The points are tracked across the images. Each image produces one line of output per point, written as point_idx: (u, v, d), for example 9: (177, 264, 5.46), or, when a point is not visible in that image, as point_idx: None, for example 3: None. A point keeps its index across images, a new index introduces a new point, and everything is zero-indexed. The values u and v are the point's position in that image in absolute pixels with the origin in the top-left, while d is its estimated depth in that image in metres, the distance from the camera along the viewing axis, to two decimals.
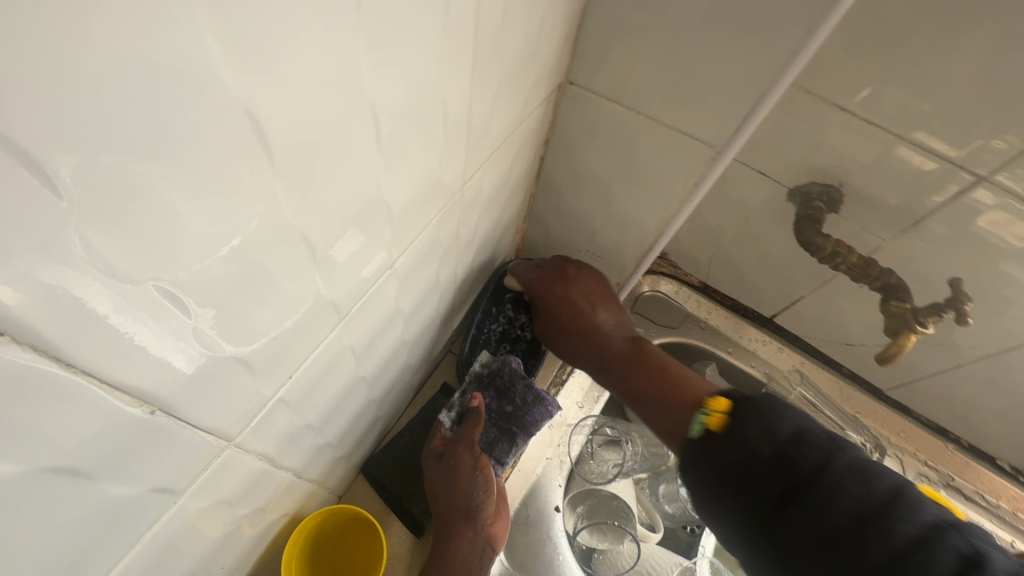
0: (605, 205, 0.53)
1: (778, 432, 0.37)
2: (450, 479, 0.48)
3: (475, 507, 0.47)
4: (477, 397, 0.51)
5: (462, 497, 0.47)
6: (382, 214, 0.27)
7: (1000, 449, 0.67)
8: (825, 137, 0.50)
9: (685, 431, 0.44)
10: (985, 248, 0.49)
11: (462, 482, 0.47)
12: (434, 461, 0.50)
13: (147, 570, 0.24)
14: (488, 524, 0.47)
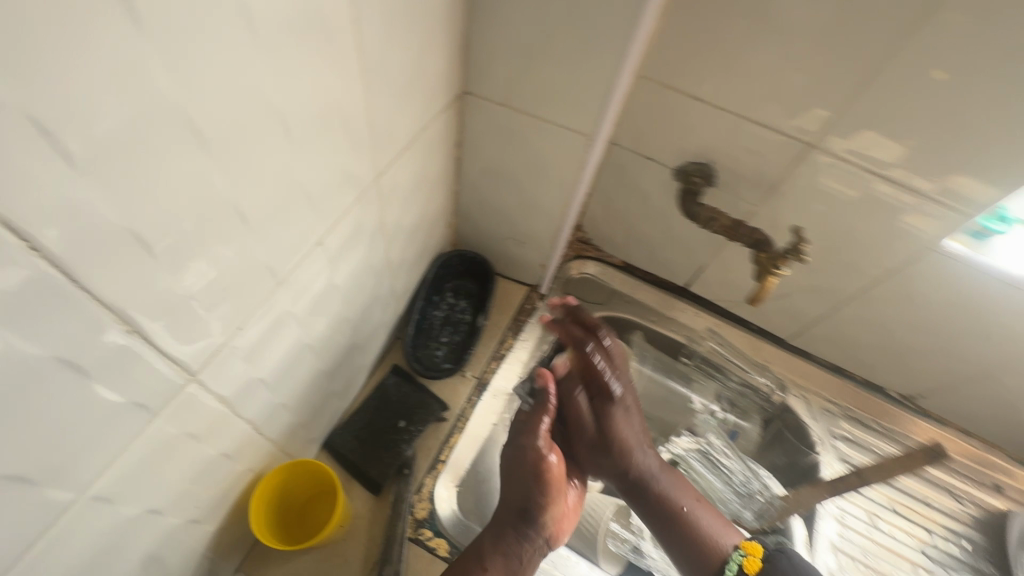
0: (517, 193, 0.62)
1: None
2: (513, 466, 0.56)
3: (536, 506, 0.54)
4: (543, 374, 0.61)
5: (525, 493, 0.54)
6: (302, 197, 0.35)
7: (887, 379, 0.77)
8: (689, 121, 0.60)
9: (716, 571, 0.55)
10: (828, 201, 0.60)
11: (525, 472, 0.55)
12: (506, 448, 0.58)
13: (130, 480, 0.31)
14: (545, 521, 0.54)
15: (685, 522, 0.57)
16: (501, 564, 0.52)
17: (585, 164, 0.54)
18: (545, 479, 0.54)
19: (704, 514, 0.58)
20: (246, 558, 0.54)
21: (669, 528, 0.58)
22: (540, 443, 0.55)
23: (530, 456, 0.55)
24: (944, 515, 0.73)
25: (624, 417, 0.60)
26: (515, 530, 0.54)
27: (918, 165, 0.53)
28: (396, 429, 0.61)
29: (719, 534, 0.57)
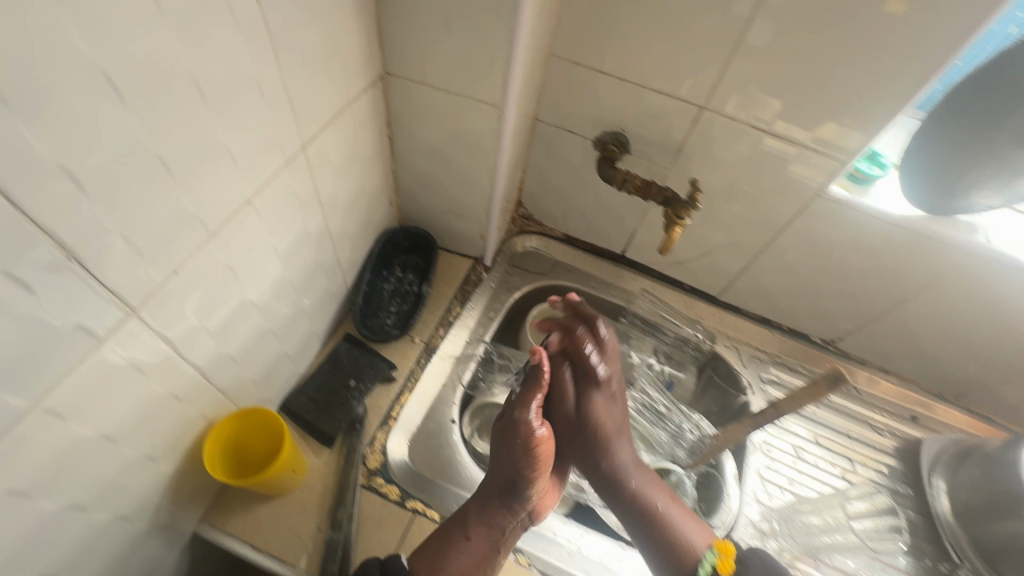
0: (448, 167, 0.68)
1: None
2: (505, 442, 0.63)
3: (522, 478, 0.60)
4: (538, 353, 0.67)
5: (515, 466, 0.60)
6: (225, 156, 0.40)
7: (809, 326, 0.84)
8: (599, 94, 0.67)
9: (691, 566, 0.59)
10: (726, 158, 0.67)
11: (517, 449, 0.61)
12: (499, 418, 0.65)
13: (80, 400, 0.36)
14: (529, 497, 0.60)
15: (661, 522, 0.62)
16: (484, 531, 0.57)
17: (500, 133, 0.60)
18: (532, 452, 0.60)
19: (681, 520, 0.62)
20: (209, 509, 0.58)
21: (644, 528, 0.63)
22: (529, 417, 0.62)
23: (522, 429, 0.62)
24: (865, 445, 0.79)
25: (608, 420, 0.67)
26: (500, 500, 0.59)
27: (792, 119, 0.59)
28: (347, 388, 0.66)
29: (692, 535, 0.61)
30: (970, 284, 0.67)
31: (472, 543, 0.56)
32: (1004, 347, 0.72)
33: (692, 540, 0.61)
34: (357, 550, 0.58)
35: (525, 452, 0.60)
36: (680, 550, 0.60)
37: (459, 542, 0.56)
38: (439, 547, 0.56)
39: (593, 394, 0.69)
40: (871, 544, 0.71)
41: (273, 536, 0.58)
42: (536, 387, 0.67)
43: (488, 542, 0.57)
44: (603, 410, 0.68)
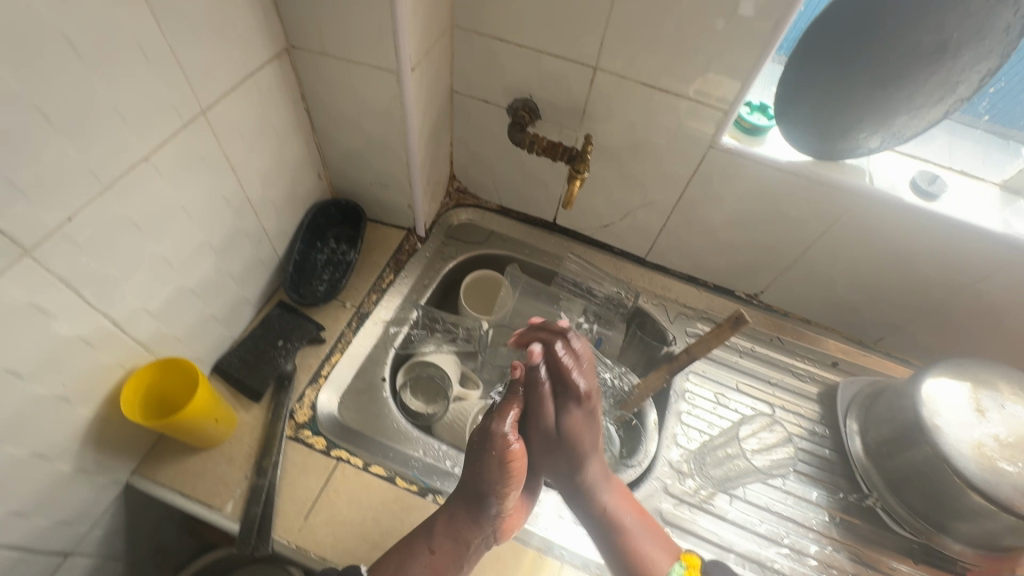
0: (365, 137, 0.72)
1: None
2: (478, 454, 0.61)
3: (490, 492, 0.58)
4: (518, 365, 0.66)
5: (485, 479, 0.58)
6: (111, 113, 0.44)
7: (732, 281, 0.88)
8: (503, 62, 0.71)
9: None
10: (626, 117, 0.71)
11: (489, 463, 0.59)
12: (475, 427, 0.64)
13: None
14: (498, 514, 0.58)
15: (630, 543, 0.60)
16: (448, 544, 0.57)
17: (403, 98, 0.64)
18: (508, 465, 0.59)
19: (647, 543, 0.60)
20: (141, 461, 0.62)
21: (612, 549, 0.61)
22: (505, 430, 0.61)
23: (497, 441, 0.60)
24: (786, 391, 0.83)
25: (583, 435, 0.64)
26: (469, 515, 0.58)
27: (674, 74, 0.63)
28: (276, 347, 0.70)
29: (657, 556, 0.60)
30: (863, 226, 0.71)
31: (435, 556, 0.56)
32: (906, 286, 0.75)
33: (654, 563, 0.59)
34: (281, 494, 0.62)
35: (500, 465, 0.59)
36: (643, 570, 0.58)
37: (422, 555, 0.56)
38: (401, 552, 0.57)
39: (566, 412, 0.65)
40: (785, 484, 0.75)
41: (201, 485, 0.62)
42: (512, 403, 0.65)
43: (451, 555, 0.57)
44: (579, 424, 0.64)
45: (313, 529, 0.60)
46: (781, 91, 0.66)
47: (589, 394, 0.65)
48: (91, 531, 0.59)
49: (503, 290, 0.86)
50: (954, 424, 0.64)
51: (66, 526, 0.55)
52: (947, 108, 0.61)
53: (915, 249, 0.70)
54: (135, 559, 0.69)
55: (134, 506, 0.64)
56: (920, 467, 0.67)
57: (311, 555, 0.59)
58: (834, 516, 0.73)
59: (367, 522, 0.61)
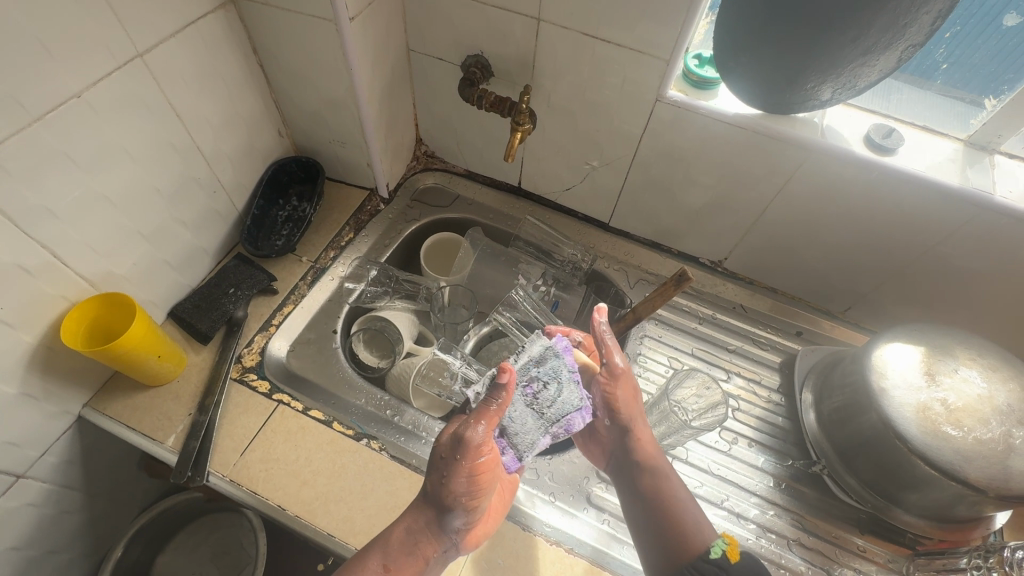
0: (318, 93, 0.74)
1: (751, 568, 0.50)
2: (444, 461, 0.55)
3: (452, 504, 0.54)
4: (506, 371, 0.54)
5: (452, 488, 0.54)
6: (36, 46, 0.47)
7: (694, 247, 0.86)
8: (451, 17, 0.71)
9: (695, 554, 0.52)
10: (574, 72, 0.70)
11: (455, 473, 0.54)
12: (445, 432, 0.57)
13: None
14: (461, 526, 0.55)
15: (675, 508, 0.57)
16: (404, 559, 0.53)
17: (345, 50, 0.66)
18: (477, 475, 0.54)
19: (690, 510, 0.57)
20: (93, 395, 0.65)
21: (654, 512, 0.57)
22: (481, 435, 0.54)
23: (471, 449, 0.53)
24: (744, 358, 0.81)
25: (630, 396, 0.64)
26: (431, 524, 0.55)
27: (614, 24, 0.63)
28: (227, 295, 0.73)
29: (703, 526, 0.55)
30: (818, 184, 0.68)
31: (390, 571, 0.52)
32: (867, 249, 0.73)
33: (698, 530, 0.54)
34: (221, 431, 0.64)
35: (469, 473, 0.54)
36: (691, 543, 0.53)
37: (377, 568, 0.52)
38: (357, 561, 0.53)
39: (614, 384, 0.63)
40: (733, 449, 0.73)
41: (147, 419, 0.65)
42: (496, 408, 0.55)
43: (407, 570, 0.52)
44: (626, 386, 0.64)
45: (247, 465, 0.63)
46: (720, 51, 0.64)
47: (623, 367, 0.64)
48: (44, 458, 0.62)
49: (462, 252, 0.86)
50: (901, 387, 0.62)
51: (16, 448, 0.58)
52: (899, 54, 0.57)
53: (873, 208, 0.68)
54: (94, 491, 0.72)
55: (90, 439, 0.68)
56: (867, 434, 0.65)
57: (244, 488, 0.61)
58: (781, 482, 0.71)
59: (299, 460, 0.63)
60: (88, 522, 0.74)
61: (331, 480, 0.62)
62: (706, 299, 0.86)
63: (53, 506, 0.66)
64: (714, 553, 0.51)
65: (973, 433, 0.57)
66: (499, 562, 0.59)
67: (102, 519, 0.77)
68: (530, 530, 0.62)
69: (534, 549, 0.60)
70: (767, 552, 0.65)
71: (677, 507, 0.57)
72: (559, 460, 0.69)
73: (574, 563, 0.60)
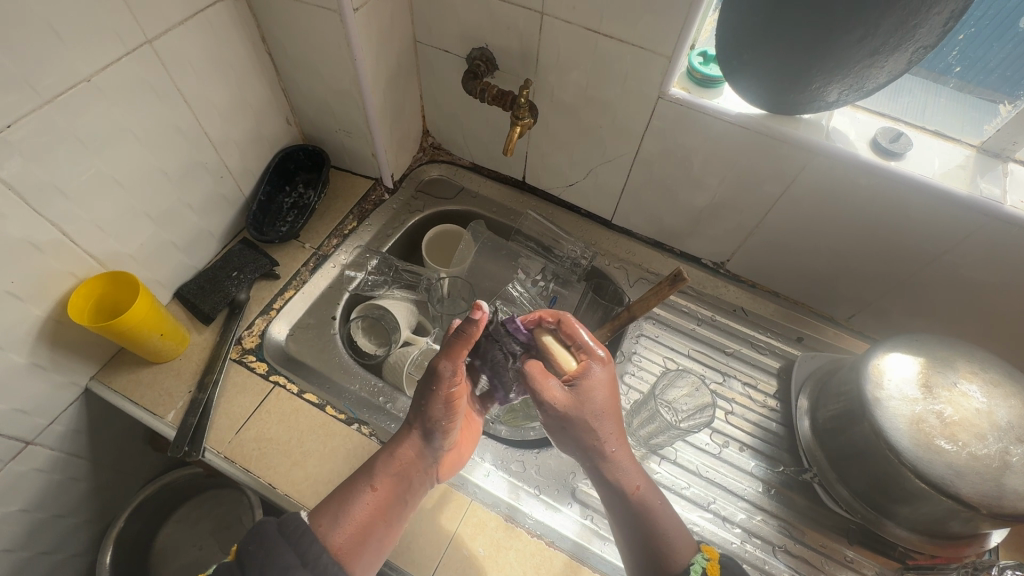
0: (324, 83, 0.75)
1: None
2: (425, 387, 0.56)
3: (435, 429, 0.56)
4: (479, 310, 0.53)
5: (434, 415, 0.56)
6: (47, 31, 0.48)
7: (696, 247, 0.86)
8: (456, 9, 0.71)
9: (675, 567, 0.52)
10: (578, 67, 0.70)
11: (434, 402, 0.56)
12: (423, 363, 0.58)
13: None
14: (443, 451, 0.59)
15: (656, 528, 0.54)
16: (392, 482, 0.55)
17: (349, 40, 0.66)
18: (454, 402, 0.56)
19: (671, 522, 0.55)
20: (99, 368, 0.68)
21: (636, 529, 0.55)
22: (450, 368, 0.55)
23: (442, 379, 0.55)
24: (741, 362, 0.80)
25: (609, 404, 0.56)
26: (413, 455, 0.57)
27: (616, 19, 0.62)
28: (230, 278, 0.74)
29: (680, 543, 0.54)
30: (822, 188, 0.67)
31: (377, 492, 0.54)
32: (873, 256, 0.71)
33: (679, 546, 0.54)
34: (218, 409, 0.67)
35: (444, 401, 0.56)
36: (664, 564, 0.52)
37: (364, 492, 0.54)
38: (343, 493, 0.55)
39: (589, 399, 0.55)
40: (723, 452, 0.72)
41: (149, 395, 0.67)
42: (463, 342, 0.55)
43: (395, 490, 0.55)
44: (606, 392, 0.56)
45: (242, 442, 0.64)
46: (724, 49, 0.63)
47: (603, 356, 0.57)
48: (51, 426, 0.65)
49: (463, 244, 0.86)
50: (896, 398, 0.61)
51: (25, 415, 0.61)
52: (909, 56, 0.55)
53: (877, 215, 0.66)
54: (99, 460, 0.75)
55: (96, 411, 0.71)
56: (861, 446, 0.64)
57: (238, 465, 0.63)
58: (770, 488, 0.70)
59: (292, 441, 0.65)
60: (93, 490, 0.77)
61: (321, 462, 0.64)
62: (706, 300, 0.85)
63: (60, 473, 0.70)
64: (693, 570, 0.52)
65: (968, 448, 0.56)
66: (479, 551, 0.60)
67: (108, 487, 0.80)
68: (512, 521, 0.62)
69: (515, 541, 0.61)
70: (751, 557, 0.65)
71: (658, 526, 0.54)
72: (547, 453, 0.69)
73: (553, 556, 0.60)
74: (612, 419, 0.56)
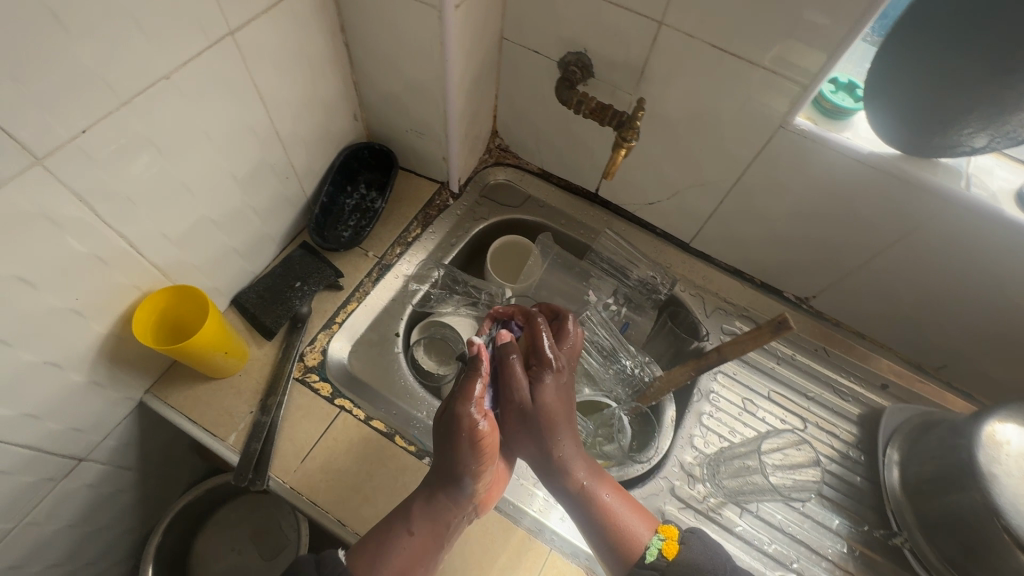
0: (403, 81, 0.68)
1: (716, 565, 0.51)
2: (445, 431, 0.53)
3: (466, 475, 0.52)
4: (477, 343, 0.56)
5: (459, 458, 0.52)
6: (129, 23, 0.42)
7: (781, 280, 0.80)
8: (559, 10, 0.64)
9: (633, 549, 0.53)
10: (690, 82, 0.63)
11: (460, 444, 0.52)
12: (439, 408, 0.56)
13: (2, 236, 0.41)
14: (476, 494, 0.54)
15: (610, 521, 0.54)
16: (428, 526, 0.51)
17: (444, 38, 0.59)
18: (481, 444, 0.52)
19: (627, 515, 0.55)
20: (154, 382, 0.63)
21: (589, 524, 0.55)
22: (472, 409, 0.52)
23: (464, 423, 0.52)
24: (822, 407, 0.76)
25: (559, 405, 0.56)
26: (444, 498, 0.53)
27: (751, 39, 0.55)
28: (292, 288, 0.69)
29: (638, 529, 0.54)
30: (946, 240, 0.61)
31: (415, 537, 0.51)
32: (988, 312, 0.66)
33: (635, 535, 0.54)
34: (281, 434, 0.62)
35: (471, 446, 0.51)
36: (619, 540, 0.53)
37: (402, 538, 0.50)
38: (380, 535, 0.51)
39: (537, 389, 0.57)
40: (805, 506, 0.69)
41: (208, 414, 0.63)
42: (475, 378, 0.54)
43: (433, 536, 0.52)
44: (553, 394, 0.57)
45: (308, 472, 0.60)
46: (873, 79, 0.57)
47: (568, 356, 0.61)
48: (105, 441, 0.61)
49: (531, 260, 0.81)
50: (1015, 474, 0.57)
51: (80, 433, 0.57)
52: None
53: (1005, 269, 0.60)
54: (147, 468, 0.72)
55: (149, 423, 0.66)
56: (962, 515, 0.59)
57: (303, 497, 0.59)
58: (853, 548, 0.67)
59: (361, 475, 0.61)
60: (138, 498, 0.74)
61: (391, 500, 0.60)
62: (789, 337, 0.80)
63: (109, 485, 0.66)
64: (650, 556, 0.52)
65: None
66: None
67: (151, 495, 0.76)
68: None
69: None
70: None
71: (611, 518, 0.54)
72: None
73: None
74: (554, 413, 0.56)
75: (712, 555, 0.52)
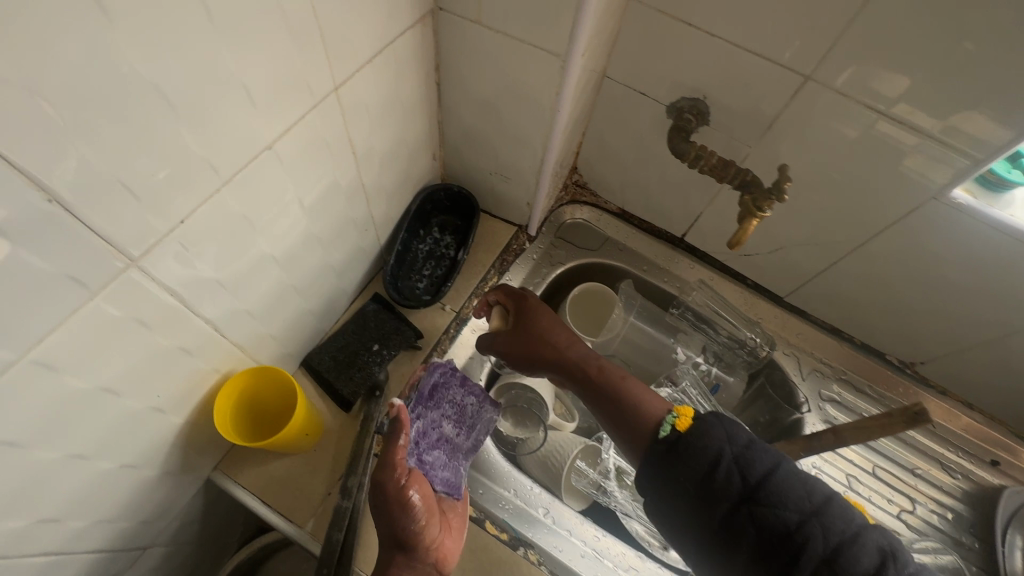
0: (497, 124, 0.61)
1: (734, 437, 0.45)
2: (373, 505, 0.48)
3: (409, 535, 0.46)
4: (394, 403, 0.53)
5: (392, 522, 0.47)
6: (240, 94, 0.35)
7: (886, 342, 0.74)
8: (681, 53, 0.57)
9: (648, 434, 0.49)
10: (829, 141, 0.56)
11: (390, 508, 0.47)
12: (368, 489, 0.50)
13: (89, 349, 0.34)
14: (427, 551, 0.47)
15: (617, 399, 0.53)
16: None
17: (561, 88, 0.52)
18: (410, 499, 0.47)
19: (635, 392, 0.53)
20: (223, 459, 0.57)
21: (608, 417, 0.53)
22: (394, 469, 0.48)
23: (390, 486, 0.47)
24: (930, 485, 0.71)
25: (552, 325, 0.60)
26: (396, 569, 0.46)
27: (920, 105, 0.48)
28: (369, 351, 0.64)
29: (644, 399, 0.52)
30: None
31: None
32: None
33: (646, 407, 0.51)
34: (363, 521, 0.56)
35: (401, 506, 0.47)
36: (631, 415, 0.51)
37: None
38: None
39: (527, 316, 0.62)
40: None
41: (283, 495, 0.57)
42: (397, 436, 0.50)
43: None
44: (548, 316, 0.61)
45: None
46: None
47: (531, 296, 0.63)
48: (170, 525, 0.56)
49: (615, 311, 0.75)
50: None
51: (148, 524, 0.51)
52: None
53: None
54: (205, 538, 0.66)
55: (212, 498, 0.61)
56: None
57: None
58: None
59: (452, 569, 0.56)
60: (193, 566, 0.68)
61: None
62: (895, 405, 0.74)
63: (169, 564, 0.61)
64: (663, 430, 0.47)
65: None
66: None
67: (205, 560, 0.71)
68: None
69: None
70: None
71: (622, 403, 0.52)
72: None
73: None
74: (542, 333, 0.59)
75: (730, 429, 0.46)
